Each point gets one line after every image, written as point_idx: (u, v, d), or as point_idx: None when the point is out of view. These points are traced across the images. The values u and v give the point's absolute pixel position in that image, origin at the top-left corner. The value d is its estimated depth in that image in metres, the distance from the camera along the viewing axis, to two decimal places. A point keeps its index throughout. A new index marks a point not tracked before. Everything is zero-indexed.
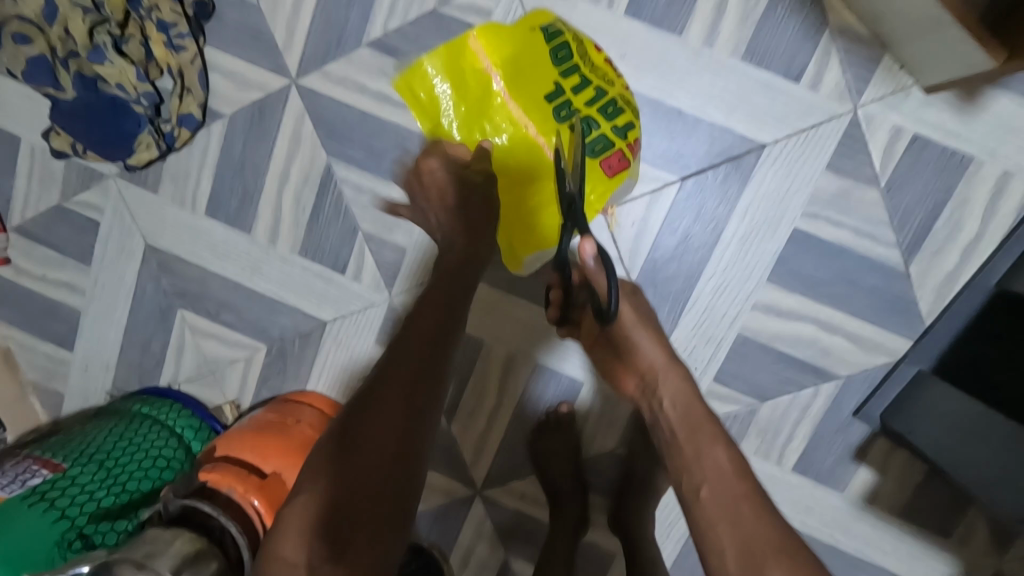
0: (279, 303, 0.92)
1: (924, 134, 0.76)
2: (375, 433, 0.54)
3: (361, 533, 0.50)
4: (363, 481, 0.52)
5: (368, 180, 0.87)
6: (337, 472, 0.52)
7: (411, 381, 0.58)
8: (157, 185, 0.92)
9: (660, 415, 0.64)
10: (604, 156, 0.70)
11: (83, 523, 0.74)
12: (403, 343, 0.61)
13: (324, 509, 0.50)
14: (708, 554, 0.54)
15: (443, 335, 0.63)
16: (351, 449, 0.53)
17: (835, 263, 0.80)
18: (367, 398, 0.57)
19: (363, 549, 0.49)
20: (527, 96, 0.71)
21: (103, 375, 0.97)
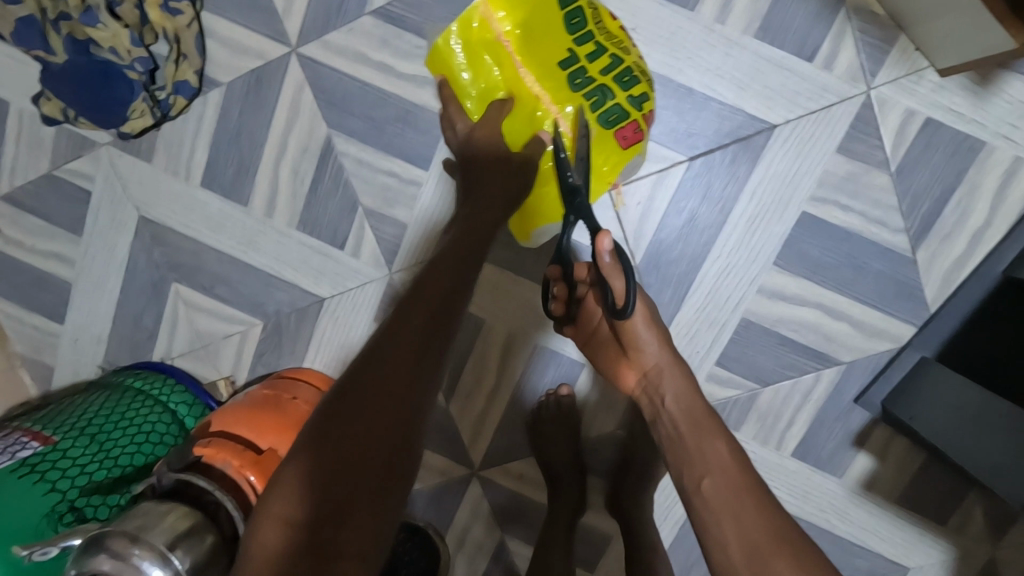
0: (275, 278, 0.90)
1: (936, 118, 0.76)
2: (378, 395, 0.51)
3: (353, 511, 0.46)
4: (360, 450, 0.48)
5: (369, 154, 0.86)
6: (327, 445, 0.48)
7: (420, 342, 0.54)
8: (151, 154, 0.89)
9: (662, 412, 0.63)
10: (618, 127, 0.71)
11: (75, 497, 0.73)
12: (414, 301, 0.58)
13: (313, 486, 0.46)
14: (711, 547, 0.53)
15: (454, 296, 0.59)
16: (347, 417, 0.49)
17: (842, 248, 0.79)
18: (373, 356, 0.53)
19: (351, 531, 0.45)
20: (541, 63, 0.71)
21: (94, 349, 0.95)
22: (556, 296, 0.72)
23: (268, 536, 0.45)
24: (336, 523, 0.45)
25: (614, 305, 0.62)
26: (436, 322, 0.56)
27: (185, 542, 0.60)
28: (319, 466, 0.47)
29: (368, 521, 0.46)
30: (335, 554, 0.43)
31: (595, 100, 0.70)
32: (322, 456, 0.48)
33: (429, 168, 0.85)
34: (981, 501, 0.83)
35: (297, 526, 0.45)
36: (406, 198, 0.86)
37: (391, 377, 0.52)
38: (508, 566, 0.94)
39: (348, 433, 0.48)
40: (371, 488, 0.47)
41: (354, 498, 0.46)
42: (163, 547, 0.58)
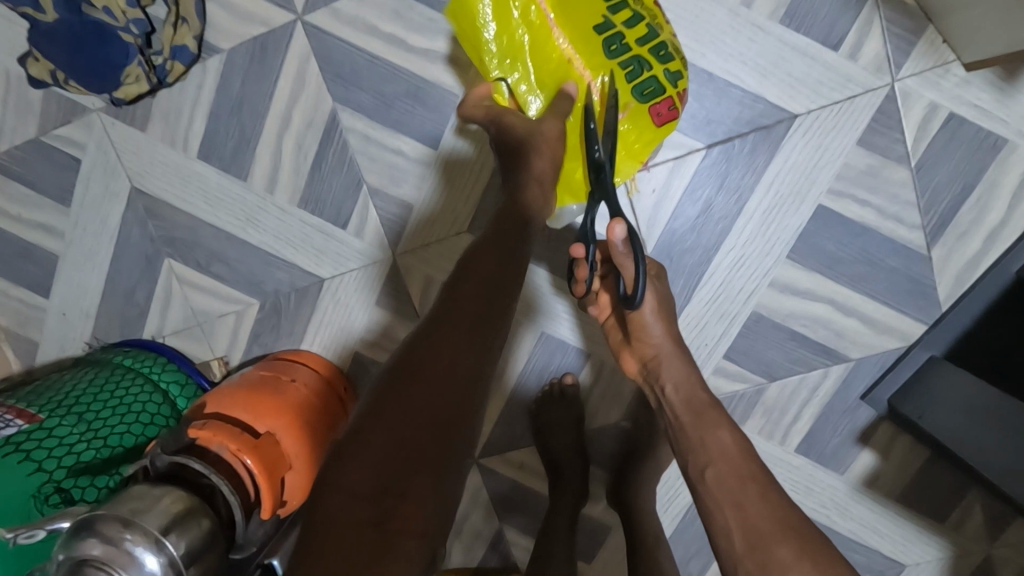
0: (274, 256, 0.87)
1: (959, 114, 0.74)
2: (435, 373, 0.48)
3: (416, 483, 0.43)
4: (421, 426, 0.45)
5: (376, 130, 0.82)
6: (386, 419, 0.45)
7: (471, 321, 0.51)
8: (146, 122, 0.85)
9: (664, 402, 0.62)
10: (653, 103, 0.69)
11: (61, 477, 0.70)
12: (462, 281, 0.55)
13: (373, 457, 0.43)
14: (714, 532, 0.52)
15: (505, 275, 0.56)
16: (405, 393, 0.47)
17: (857, 242, 0.78)
18: (426, 336, 0.51)
19: (411, 503, 0.42)
20: (575, 27, 0.68)
21: (81, 325, 0.91)
22: (576, 277, 0.68)
23: (325, 507, 0.41)
24: (399, 493, 0.42)
25: (624, 292, 0.63)
26: (489, 302, 0.53)
27: (178, 527, 0.58)
28: (378, 439, 0.44)
29: (431, 493, 0.43)
30: (399, 524, 0.40)
31: (631, 71, 0.68)
32: (382, 429, 0.45)
33: (438, 147, 0.82)
34: (981, 500, 0.83)
35: (357, 495, 0.41)
36: (413, 177, 0.84)
37: (445, 357, 0.49)
38: (505, 556, 0.93)
39: (408, 409, 0.46)
40: (432, 458, 0.44)
41: (416, 471, 0.43)
42: (157, 532, 0.56)
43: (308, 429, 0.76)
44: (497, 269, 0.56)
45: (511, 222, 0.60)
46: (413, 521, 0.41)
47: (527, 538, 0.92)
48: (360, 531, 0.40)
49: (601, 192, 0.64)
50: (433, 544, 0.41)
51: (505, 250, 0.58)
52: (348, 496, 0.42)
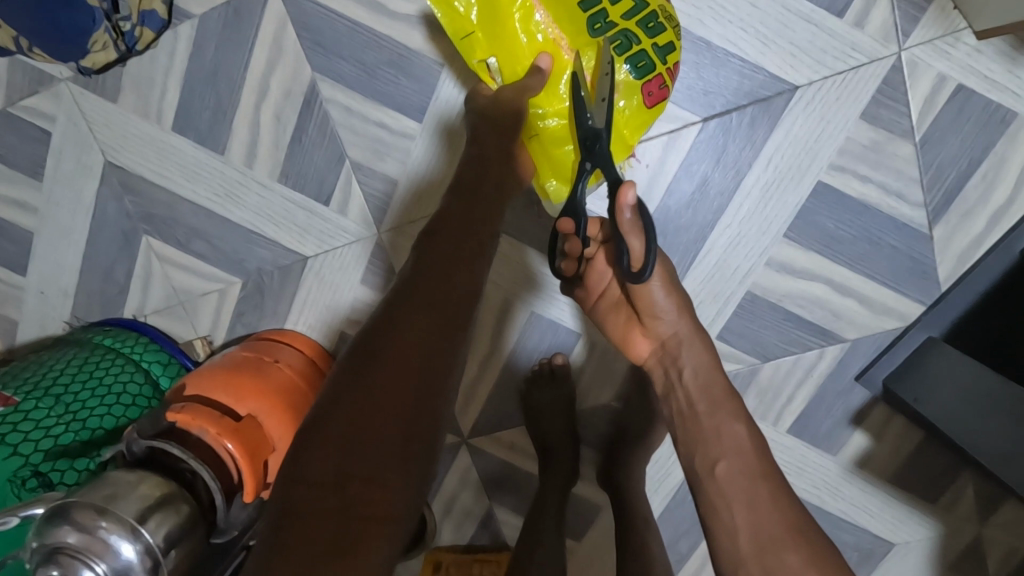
0: (256, 234, 0.85)
1: (969, 85, 0.71)
2: (400, 354, 0.46)
3: (382, 468, 0.42)
4: (385, 409, 0.44)
5: (358, 102, 0.79)
6: (348, 404, 0.44)
7: (434, 301, 0.49)
8: (117, 93, 0.81)
9: (677, 386, 0.59)
10: (644, 81, 0.65)
11: (39, 461, 0.69)
12: (425, 256, 0.52)
13: (335, 444, 0.42)
14: (716, 533, 0.50)
15: (471, 246, 0.54)
16: (366, 375, 0.45)
17: (857, 221, 0.76)
18: (388, 314, 0.49)
19: (379, 488, 0.41)
20: (558, 3, 0.64)
21: (60, 303, 0.89)
22: (567, 253, 0.63)
23: (287, 497, 0.40)
24: (364, 479, 0.41)
25: (632, 268, 0.58)
26: (456, 279, 0.51)
27: (157, 514, 0.57)
28: (338, 426, 0.43)
29: (397, 479, 0.42)
30: (369, 510, 0.40)
31: (618, 45, 0.64)
32: (344, 415, 0.43)
33: (423, 120, 0.79)
34: (973, 481, 0.82)
35: (319, 484, 0.40)
36: (397, 151, 0.80)
37: (410, 335, 0.47)
38: (495, 534, 0.92)
39: (370, 392, 0.44)
40: (401, 444, 0.43)
41: (381, 456, 0.42)
42: (133, 520, 0.55)
43: (290, 411, 0.74)
44: (461, 244, 0.53)
45: (482, 197, 0.57)
46: (382, 507, 0.40)
47: (517, 517, 0.92)
48: (325, 520, 0.39)
49: (592, 162, 0.61)
50: (403, 529, 0.41)
51: (474, 222, 0.55)
52: (310, 485, 0.40)
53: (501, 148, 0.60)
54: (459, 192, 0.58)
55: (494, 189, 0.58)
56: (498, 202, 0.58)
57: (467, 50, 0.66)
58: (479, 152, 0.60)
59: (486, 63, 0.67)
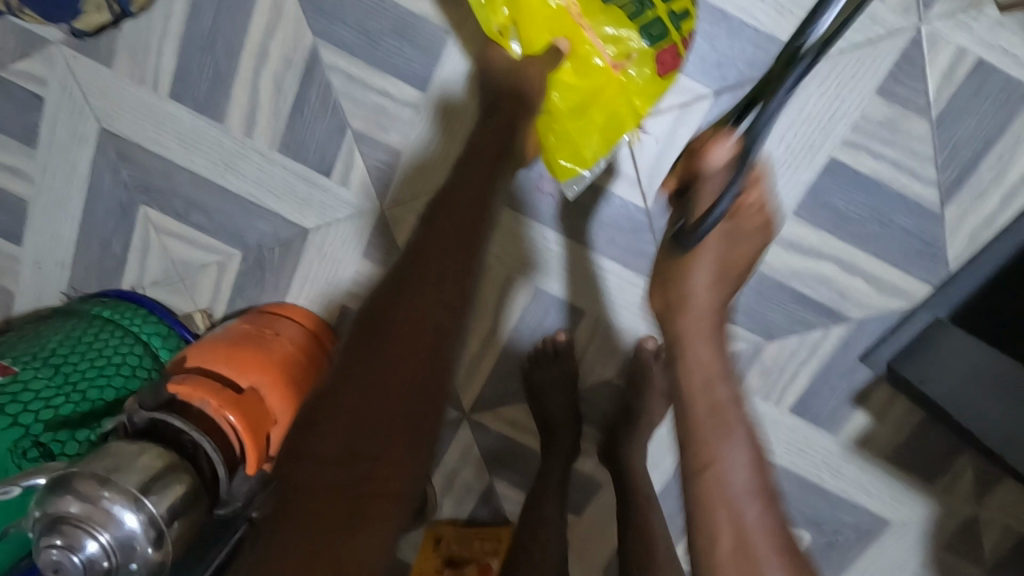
0: (255, 206, 0.83)
1: (989, 61, 0.69)
2: (402, 331, 0.46)
3: (387, 447, 0.42)
4: (388, 389, 0.44)
5: (361, 71, 0.76)
6: (353, 385, 0.44)
7: (436, 277, 0.48)
8: (111, 58, 0.79)
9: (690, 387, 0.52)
10: (658, 49, 0.64)
11: (39, 432, 0.68)
12: (431, 232, 0.51)
13: (343, 422, 0.43)
14: (700, 556, 0.47)
15: (475, 219, 0.52)
16: (369, 355, 0.45)
17: (869, 200, 0.74)
18: (393, 291, 0.48)
19: (384, 466, 0.41)
20: None
21: (58, 275, 0.88)
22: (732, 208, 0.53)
23: (296, 473, 0.42)
24: (370, 459, 0.42)
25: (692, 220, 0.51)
26: (459, 253, 0.49)
27: (159, 485, 0.57)
28: (344, 404, 0.43)
29: (404, 457, 0.42)
30: (375, 489, 0.41)
31: (631, 11, 0.63)
32: (350, 393, 0.44)
33: (427, 91, 0.77)
34: (973, 461, 0.83)
35: (325, 462, 0.42)
36: (400, 122, 0.78)
37: (414, 313, 0.46)
38: (496, 510, 0.93)
39: (374, 372, 0.44)
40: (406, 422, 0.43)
41: (387, 435, 0.42)
42: (136, 491, 0.54)
43: (292, 385, 0.73)
44: (466, 220, 0.51)
45: (486, 171, 0.56)
46: (389, 485, 0.41)
47: (518, 493, 0.92)
48: (332, 498, 0.40)
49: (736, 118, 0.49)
50: (410, 505, 0.42)
51: (479, 195, 0.54)
52: (318, 465, 0.41)
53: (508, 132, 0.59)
54: (464, 166, 0.57)
55: (504, 165, 0.58)
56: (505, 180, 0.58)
57: (488, 15, 0.64)
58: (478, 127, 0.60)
59: (505, 29, 0.64)
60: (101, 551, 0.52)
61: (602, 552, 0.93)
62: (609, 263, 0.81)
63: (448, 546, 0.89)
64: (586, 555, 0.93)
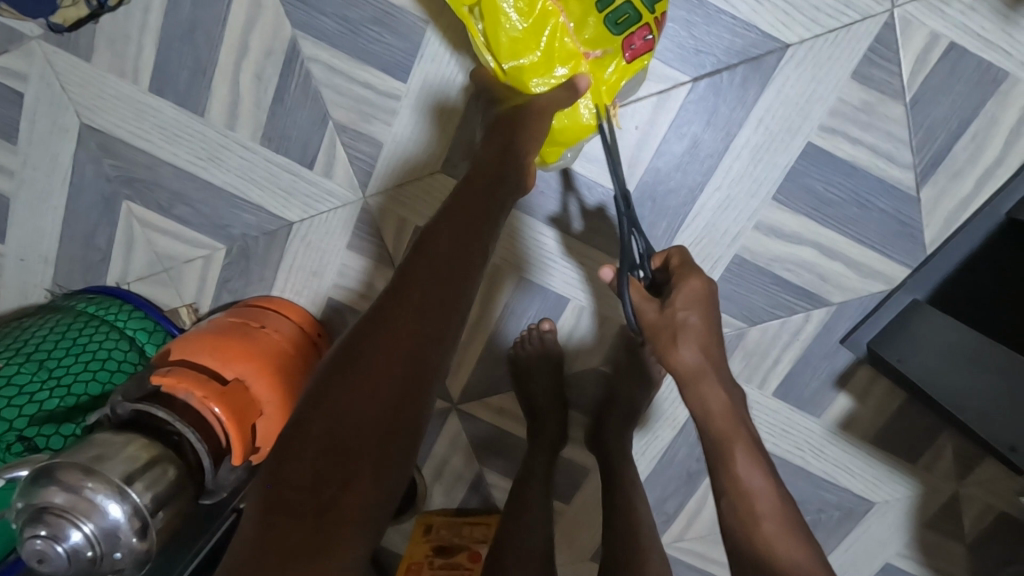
0: (240, 199, 0.83)
1: (963, 44, 0.70)
2: (382, 357, 0.45)
3: (356, 474, 0.41)
4: (361, 414, 0.43)
5: (343, 61, 0.76)
6: (326, 407, 0.43)
7: (421, 304, 0.47)
8: (91, 52, 0.79)
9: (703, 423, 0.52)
10: (626, 34, 0.62)
11: (24, 426, 0.69)
12: (419, 258, 0.50)
13: (313, 447, 0.42)
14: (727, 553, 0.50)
15: (468, 245, 0.52)
16: (345, 378, 0.45)
17: (846, 183, 0.75)
18: (375, 315, 0.47)
19: (352, 491, 0.40)
20: None
21: (42, 270, 0.87)
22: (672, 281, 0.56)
23: (268, 492, 0.41)
24: (339, 483, 0.40)
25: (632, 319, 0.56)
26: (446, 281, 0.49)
27: (144, 475, 0.56)
28: (318, 427, 0.42)
29: (372, 483, 0.41)
30: (339, 516, 0.40)
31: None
32: (322, 417, 0.43)
33: (409, 80, 0.77)
34: (953, 441, 0.84)
35: (290, 484, 0.40)
36: (383, 112, 0.78)
37: (395, 337, 0.46)
38: (485, 498, 0.94)
39: (349, 396, 0.43)
40: (378, 450, 0.42)
41: (357, 459, 0.41)
42: (119, 481, 0.54)
43: (278, 376, 0.73)
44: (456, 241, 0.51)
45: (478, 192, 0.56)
46: (353, 511, 0.40)
47: (507, 481, 0.93)
48: (298, 519, 0.39)
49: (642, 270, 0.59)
50: (373, 532, 0.41)
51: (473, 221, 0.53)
52: (286, 485, 0.41)
53: (503, 142, 0.60)
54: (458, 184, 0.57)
55: (506, 186, 0.58)
56: (505, 200, 0.58)
57: None
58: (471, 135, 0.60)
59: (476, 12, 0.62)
60: (85, 540, 0.53)
61: (591, 538, 0.94)
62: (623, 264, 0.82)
63: (439, 534, 0.90)
64: (574, 541, 0.94)
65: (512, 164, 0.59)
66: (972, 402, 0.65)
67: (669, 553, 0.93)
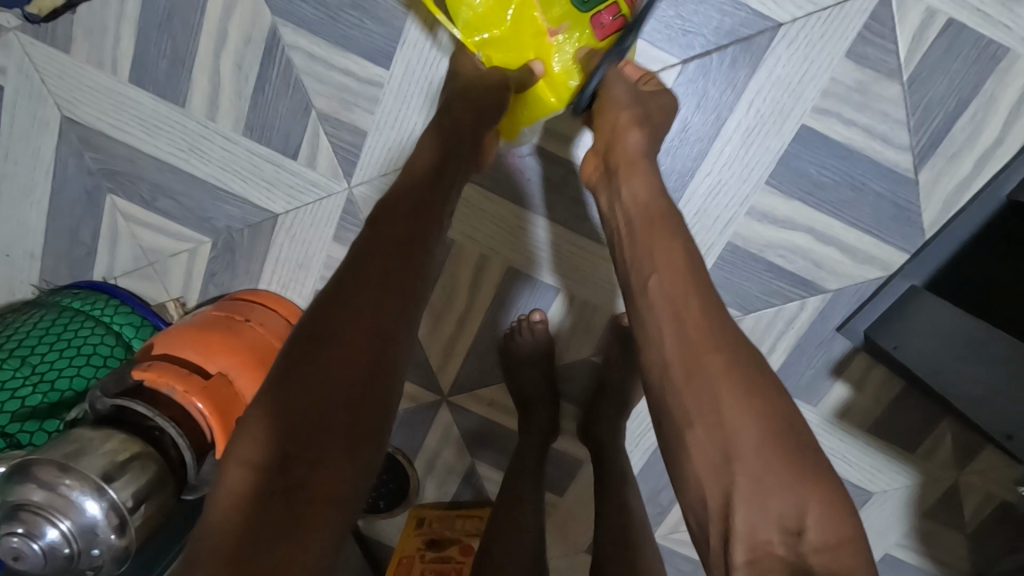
0: (223, 191, 0.82)
1: (961, 20, 0.68)
2: (346, 337, 0.45)
3: (329, 453, 0.42)
4: (329, 394, 0.43)
5: (323, 49, 0.75)
6: (292, 388, 0.43)
7: (383, 282, 0.48)
8: (69, 43, 0.77)
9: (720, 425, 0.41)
10: (594, 12, 0.57)
11: (5, 422, 0.68)
12: (376, 237, 0.50)
13: (283, 428, 0.42)
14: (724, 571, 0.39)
15: (425, 223, 0.52)
16: (310, 359, 0.45)
17: (841, 166, 0.73)
18: (334, 295, 0.47)
19: (325, 470, 0.41)
20: None
21: (28, 266, 0.87)
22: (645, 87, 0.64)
23: (239, 478, 0.41)
24: (312, 464, 0.41)
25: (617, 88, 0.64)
26: (406, 260, 0.49)
27: (124, 473, 0.56)
28: (287, 406, 0.43)
29: (345, 461, 0.42)
30: (313, 495, 0.41)
31: None
32: (290, 399, 0.43)
33: (391, 67, 0.75)
34: (953, 428, 0.82)
35: (259, 467, 0.41)
36: (365, 100, 0.77)
37: (357, 315, 0.46)
38: (478, 490, 0.93)
39: (313, 377, 0.44)
40: (349, 428, 0.43)
41: (329, 438, 0.42)
42: (98, 479, 0.54)
43: (262, 369, 0.73)
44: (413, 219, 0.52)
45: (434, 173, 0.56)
46: (327, 490, 0.41)
47: (499, 473, 0.92)
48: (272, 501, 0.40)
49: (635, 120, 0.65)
50: (349, 508, 0.42)
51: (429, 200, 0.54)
52: (257, 469, 0.41)
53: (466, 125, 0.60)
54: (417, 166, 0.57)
55: (456, 164, 0.59)
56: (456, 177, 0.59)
57: None
58: (443, 120, 0.60)
59: None
60: (62, 538, 0.52)
61: (585, 530, 0.93)
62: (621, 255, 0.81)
63: (431, 527, 0.89)
64: (568, 533, 0.93)
65: (465, 144, 0.60)
66: (964, 389, 0.64)
67: (664, 545, 0.92)
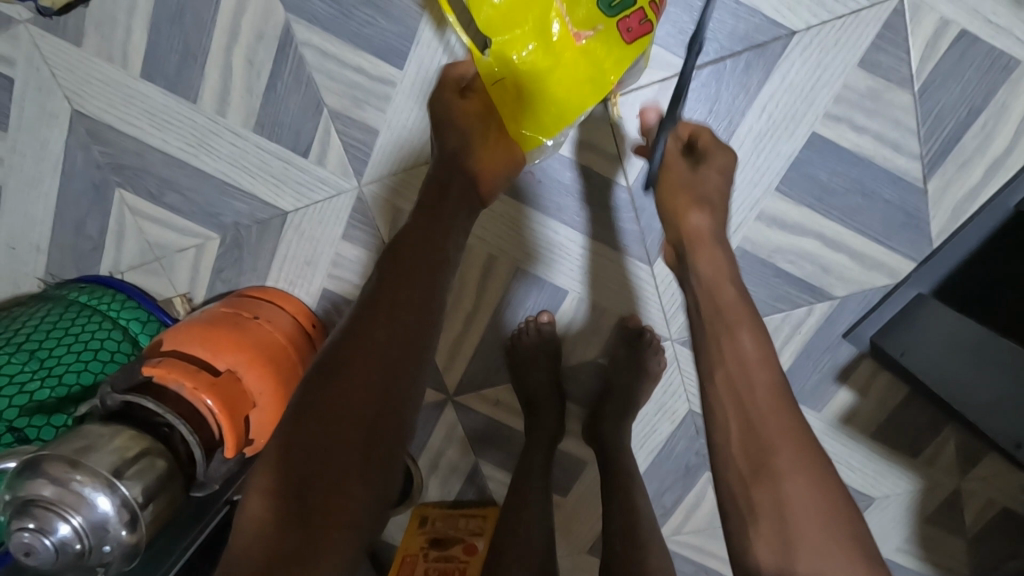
0: (232, 187, 0.82)
1: (973, 30, 0.68)
2: (361, 362, 0.47)
3: (344, 478, 0.43)
4: (344, 420, 0.45)
5: (336, 46, 0.75)
6: (309, 413, 0.45)
7: (399, 307, 0.49)
8: (79, 35, 0.77)
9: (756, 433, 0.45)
10: (622, 16, 0.58)
11: (14, 417, 0.68)
12: (393, 264, 0.52)
13: (300, 453, 0.44)
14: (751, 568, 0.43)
15: (438, 249, 0.54)
16: (326, 384, 0.46)
17: (851, 173, 0.74)
18: (352, 321, 0.49)
19: (339, 496, 0.43)
20: None
21: (34, 259, 0.86)
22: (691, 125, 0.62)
23: (260, 502, 0.43)
24: (327, 489, 0.43)
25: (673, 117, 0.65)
26: (420, 285, 0.51)
27: (135, 468, 0.56)
28: (304, 431, 0.45)
29: (359, 487, 0.44)
30: (327, 520, 0.42)
31: None
32: (306, 425, 0.45)
33: (404, 66, 0.75)
34: (956, 435, 0.83)
35: (277, 493, 0.43)
36: (376, 99, 0.76)
37: (373, 340, 0.48)
38: (482, 490, 0.93)
39: (329, 404, 0.45)
40: (362, 454, 0.44)
41: (344, 464, 0.44)
42: (108, 474, 0.54)
43: (271, 367, 0.73)
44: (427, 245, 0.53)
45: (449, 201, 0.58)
46: (341, 515, 0.43)
47: (503, 473, 0.92)
48: (288, 526, 0.42)
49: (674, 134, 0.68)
50: (362, 532, 0.44)
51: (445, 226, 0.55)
52: (274, 494, 0.43)
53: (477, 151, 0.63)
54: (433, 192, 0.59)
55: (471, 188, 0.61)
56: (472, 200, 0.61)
57: None
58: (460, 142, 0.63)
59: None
60: (73, 533, 0.52)
61: (588, 530, 0.93)
62: (641, 265, 0.81)
63: (435, 526, 0.89)
64: (572, 534, 0.94)
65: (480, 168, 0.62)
66: (972, 396, 0.65)
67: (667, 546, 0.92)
